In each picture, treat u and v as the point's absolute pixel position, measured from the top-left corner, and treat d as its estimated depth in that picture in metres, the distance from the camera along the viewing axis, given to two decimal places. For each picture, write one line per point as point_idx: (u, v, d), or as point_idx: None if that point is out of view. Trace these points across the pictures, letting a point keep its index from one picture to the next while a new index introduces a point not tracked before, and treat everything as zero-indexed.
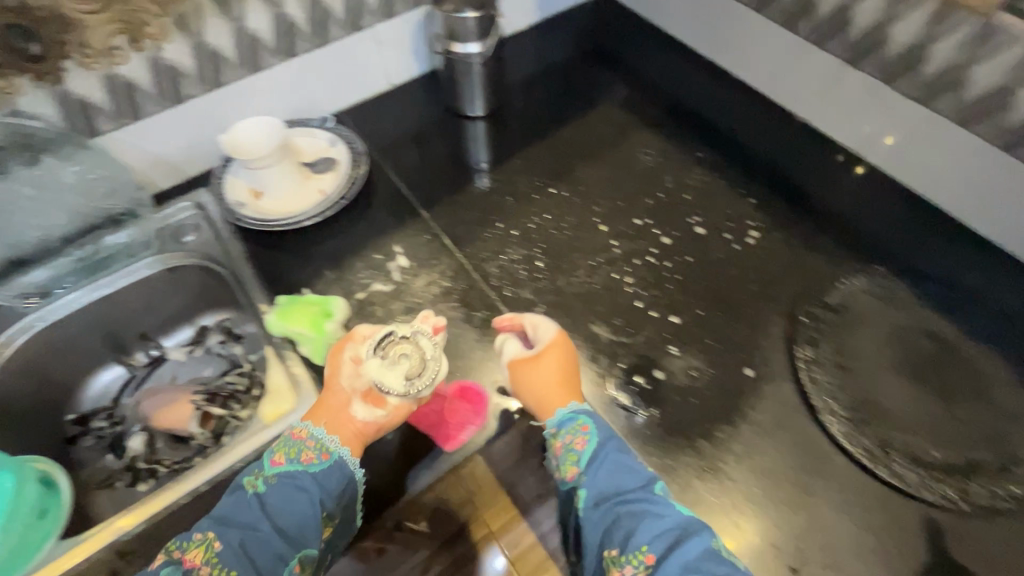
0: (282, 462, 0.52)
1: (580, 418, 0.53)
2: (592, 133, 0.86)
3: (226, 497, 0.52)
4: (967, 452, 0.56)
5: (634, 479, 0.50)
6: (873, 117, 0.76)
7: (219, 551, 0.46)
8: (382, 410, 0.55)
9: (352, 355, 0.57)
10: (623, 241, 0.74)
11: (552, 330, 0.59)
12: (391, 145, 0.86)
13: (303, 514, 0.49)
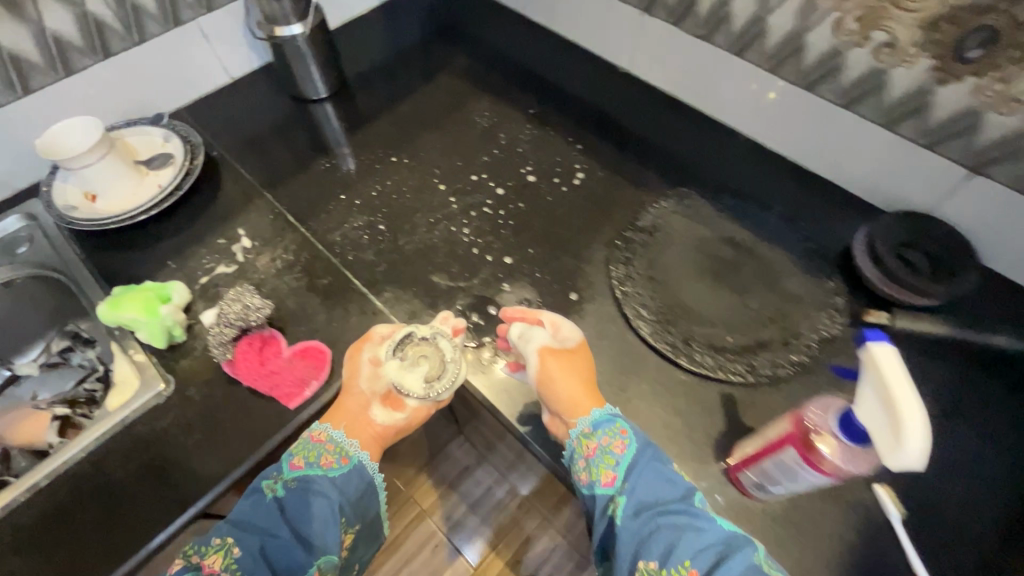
0: (303, 467, 0.55)
1: (620, 424, 0.55)
2: (431, 102, 0.91)
3: (243, 501, 0.54)
4: (756, 336, 0.64)
5: (677, 492, 0.51)
6: (675, 59, 0.84)
7: (238, 557, 0.49)
8: (402, 413, 0.61)
9: (371, 356, 0.61)
10: (460, 197, 0.78)
11: (579, 333, 0.62)
12: (233, 136, 0.87)
13: (324, 519, 0.52)
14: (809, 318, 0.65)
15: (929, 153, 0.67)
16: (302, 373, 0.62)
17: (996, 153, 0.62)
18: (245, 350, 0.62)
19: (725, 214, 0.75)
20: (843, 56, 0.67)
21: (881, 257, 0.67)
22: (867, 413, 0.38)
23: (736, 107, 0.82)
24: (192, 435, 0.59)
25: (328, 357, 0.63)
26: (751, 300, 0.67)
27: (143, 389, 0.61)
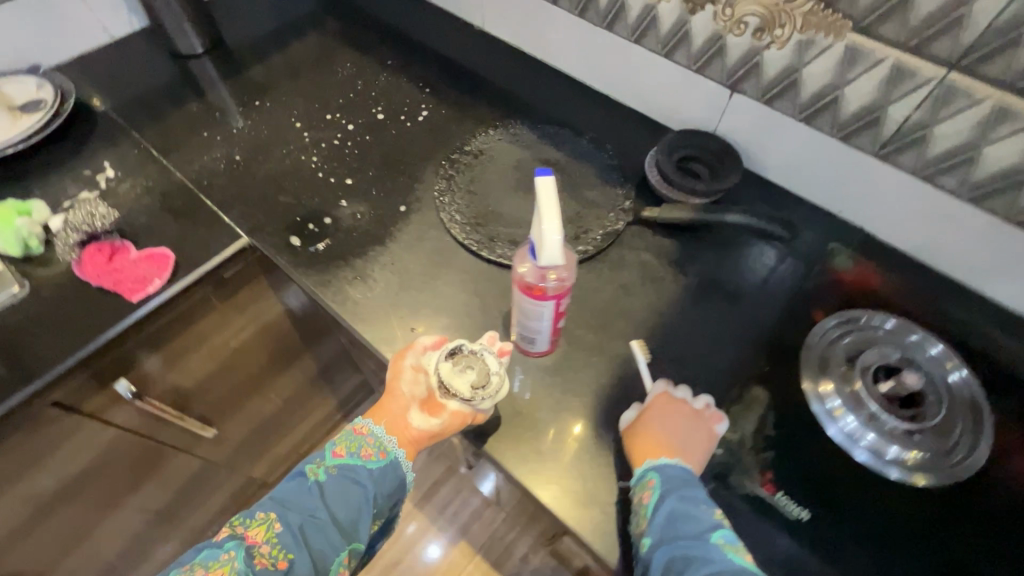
0: (343, 456, 0.59)
1: (648, 475, 0.54)
2: (299, 57, 1.00)
3: (288, 481, 0.58)
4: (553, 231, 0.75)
5: (703, 532, 0.49)
6: (511, 12, 0.95)
7: (278, 532, 0.53)
8: (438, 418, 0.59)
9: (415, 362, 0.62)
10: (314, 132, 0.87)
11: (660, 390, 0.61)
12: (112, 87, 0.94)
13: (357, 507, 0.56)
14: (598, 217, 0.76)
15: (701, 78, 0.79)
16: (144, 271, 0.70)
17: (742, 71, 0.74)
18: (90, 256, 0.70)
19: (544, 140, 0.86)
20: None
21: (663, 168, 0.77)
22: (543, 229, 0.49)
23: (563, 52, 0.93)
24: (43, 327, 0.67)
25: (170, 260, 0.71)
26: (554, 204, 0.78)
27: None
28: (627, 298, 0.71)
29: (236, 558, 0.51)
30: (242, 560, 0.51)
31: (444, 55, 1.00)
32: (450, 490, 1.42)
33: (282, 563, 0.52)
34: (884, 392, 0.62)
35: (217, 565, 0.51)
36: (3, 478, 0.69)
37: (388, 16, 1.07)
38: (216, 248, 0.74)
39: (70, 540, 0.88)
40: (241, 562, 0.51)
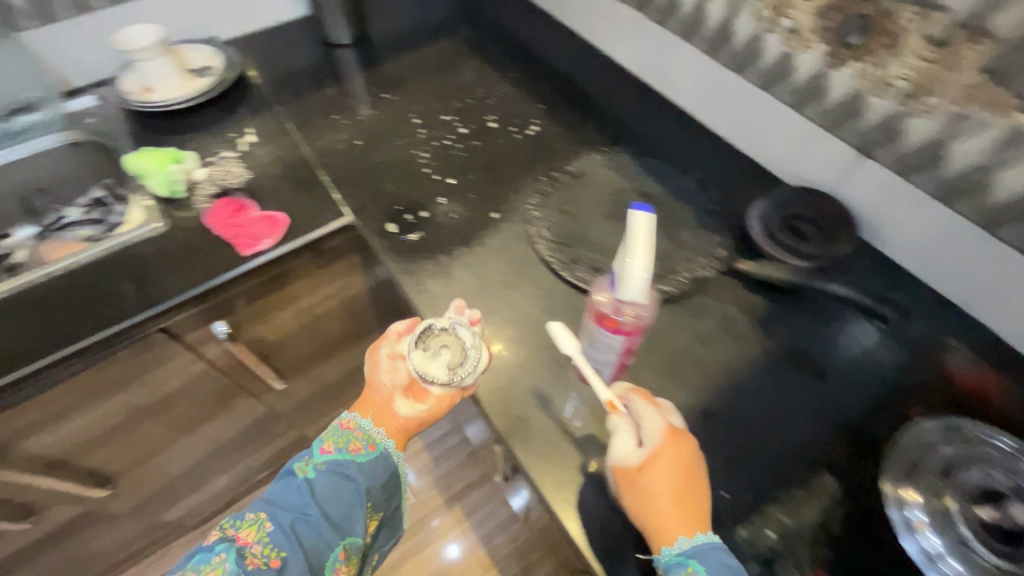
0: (331, 452, 0.64)
1: (690, 565, 0.48)
2: (430, 59, 1.06)
3: (278, 483, 0.64)
4: None
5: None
6: (639, 43, 0.96)
7: (269, 530, 0.58)
8: (423, 403, 0.66)
9: (389, 351, 0.68)
10: (428, 130, 0.92)
11: (659, 421, 0.54)
12: (269, 64, 1.06)
13: (349, 501, 0.61)
14: (687, 260, 0.74)
15: (830, 136, 0.75)
16: (256, 231, 0.77)
17: (878, 136, 0.68)
18: (215, 212, 0.79)
19: (648, 173, 0.85)
20: (760, 41, 0.75)
21: (770, 225, 0.74)
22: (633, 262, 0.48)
23: (686, 88, 0.92)
24: (171, 261, 0.76)
25: (284, 224, 0.78)
26: None
27: (143, 224, 0.78)
28: (702, 349, 0.68)
29: (228, 558, 0.56)
30: (233, 559, 0.56)
31: (565, 74, 1.02)
32: (481, 496, 1.43)
33: (275, 561, 0.56)
34: (982, 518, 0.54)
35: (210, 567, 0.55)
36: (113, 384, 0.79)
37: (519, 32, 1.11)
38: (323, 221, 0.80)
39: (150, 450, 0.99)
40: (233, 563, 0.55)
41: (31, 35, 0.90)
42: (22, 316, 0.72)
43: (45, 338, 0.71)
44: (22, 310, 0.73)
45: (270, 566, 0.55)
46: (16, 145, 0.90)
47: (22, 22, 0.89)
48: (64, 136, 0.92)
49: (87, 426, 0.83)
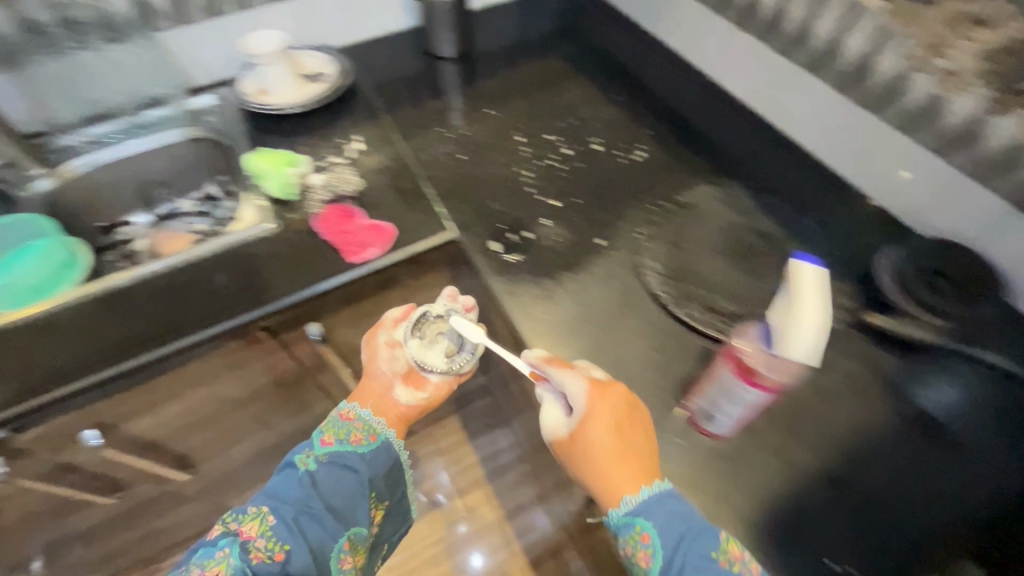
0: (332, 444, 0.68)
1: (637, 523, 0.52)
2: (532, 77, 1.06)
3: (279, 475, 0.65)
4: (757, 309, 0.69)
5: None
6: (756, 76, 0.93)
7: (272, 524, 0.59)
8: (422, 390, 0.75)
9: (387, 339, 0.76)
10: (533, 148, 0.91)
11: (579, 383, 0.59)
12: (375, 73, 1.08)
13: (351, 490, 0.65)
14: None
15: (981, 189, 0.69)
16: (365, 238, 0.77)
17: None
18: (328, 217, 0.80)
19: (763, 211, 0.81)
20: (907, 81, 0.70)
21: (902, 274, 0.69)
22: (792, 312, 0.49)
23: (807, 125, 0.87)
24: (281, 262, 0.77)
25: (393, 235, 0.79)
26: (760, 281, 0.73)
27: (256, 224, 0.80)
28: (824, 406, 0.63)
29: (230, 554, 0.56)
30: (237, 554, 0.56)
31: (671, 101, 0.99)
32: (532, 518, 1.40)
33: (279, 554, 0.57)
34: None
35: (212, 562, 0.56)
36: (212, 376, 0.81)
37: (623, 55, 1.09)
38: (428, 234, 0.79)
39: (229, 440, 1.01)
40: (237, 558, 0.56)
41: (166, 35, 0.95)
42: (139, 301, 0.74)
43: (161, 328, 0.71)
44: (138, 295, 0.74)
45: (275, 560, 0.56)
46: (139, 137, 0.95)
47: (160, 23, 0.93)
48: (185, 131, 0.96)
49: (179, 413, 0.85)
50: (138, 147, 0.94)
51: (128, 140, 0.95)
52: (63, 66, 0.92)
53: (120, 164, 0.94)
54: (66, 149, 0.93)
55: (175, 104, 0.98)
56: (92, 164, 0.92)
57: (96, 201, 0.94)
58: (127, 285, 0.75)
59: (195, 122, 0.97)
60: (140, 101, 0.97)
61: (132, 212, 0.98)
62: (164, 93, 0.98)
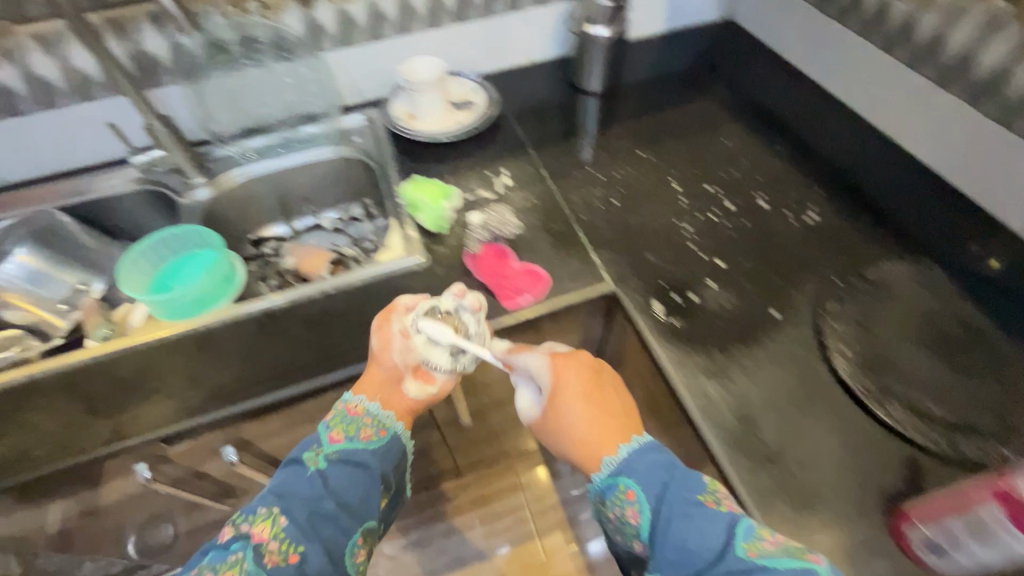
0: (341, 441, 0.64)
1: (624, 489, 0.57)
2: (685, 120, 1.00)
3: (284, 470, 0.62)
4: (971, 419, 0.61)
5: (720, 535, 0.52)
6: (952, 141, 0.83)
7: (285, 526, 0.56)
8: (432, 386, 0.68)
9: (400, 327, 0.67)
10: (691, 199, 0.85)
11: (544, 364, 0.63)
12: (518, 102, 1.06)
13: (365, 489, 0.62)
14: None
15: None
16: (518, 284, 0.74)
17: None
18: (484, 255, 0.77)
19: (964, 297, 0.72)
20: None
21: None
22: None
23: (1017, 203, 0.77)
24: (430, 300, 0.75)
25: (547, 283, 0.74)
26: (969, 382, 0.64)
27: (403, 257, 0.78)
28: None
29: (245, 558, 0.54)
30: (252, 559, 0.54)
31: (841, 158, 0.91)
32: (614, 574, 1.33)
33: (293, 556, 0.55)
34: None
35: (225, 566, 0.53)
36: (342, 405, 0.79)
37: (782, 103, 1.02)
38: (583, 285, 0.75)
39: None
40: (251, 562, 0.54)
41: (330, 54, 0.96)
42: (290, 324, 0.74)
43: (313, 357, 0.71)
44: (288, 319, 0.74)
45: (290, 563, 0.54)
46: (290, 151, 0.97)
47: (326, 45, 0.95)
48: (333, 151, 0.97)
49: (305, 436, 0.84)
50: (289, 161, 0.96)
51: (280, 154, 0.97)
52: (234, 81, 0.95)
53: (273, 175, 0.96)
54: (224, 159, 0.96)
55: (330, 123, 0.99)
56: (245, 175, 0.95)
57: (244, 210, 0.98)
58: (281, 307, 0.75)
59: (343, 142, 0.98)
60: (298, 117, 0.99)
61: (272, 222, 1.02)
62: (318, 110, 0.99)
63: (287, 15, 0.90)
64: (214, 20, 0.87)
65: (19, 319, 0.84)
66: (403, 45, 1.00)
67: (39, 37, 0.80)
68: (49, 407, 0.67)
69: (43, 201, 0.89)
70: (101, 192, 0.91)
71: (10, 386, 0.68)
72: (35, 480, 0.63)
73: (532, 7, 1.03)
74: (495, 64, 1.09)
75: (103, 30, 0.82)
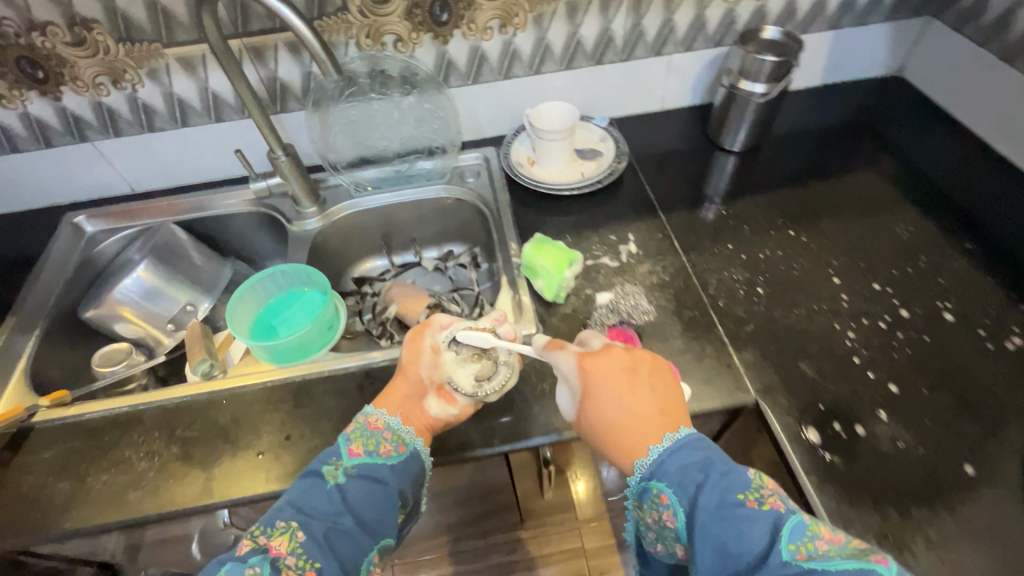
0: (361, 455, 0.57)
1: (657, 489, 0.51)
2: (847, 197, 0.86)
3: (298, 483, 0.55)
4: None
5: (763, 538, 0.45)
6: None
7: (302, 542, 0.50)
8: (454, 408, 0.63)
9: (431, 342, 0.66)
10: (855, 299, 0.72)
11: (571, 365, 0.59)
12: (647, 152, 0.96)
13: (383, 507, 0.55)
14: None
15: None
16: None
17: None
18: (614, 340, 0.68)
19: None
20: None
21: None
22: None
23: None
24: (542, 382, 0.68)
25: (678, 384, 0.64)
26: None
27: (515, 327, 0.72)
28: None
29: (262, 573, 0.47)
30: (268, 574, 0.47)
31: None
32: None
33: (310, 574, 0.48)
34: None
35: None
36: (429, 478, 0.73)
37: (969, 188, 0.87)
38: (721, 392, 0.64)
39: None
40: None
41: (456, 90, 0.92)
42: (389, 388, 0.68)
43: None
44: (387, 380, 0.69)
45: None
46: (402, 188, 0.93)
47: (454, 81, 0.90)
48: (447, 191, 0.93)
49: None
50: (400, 197, 0.93)
51: (393, 189, 0.93)
52: (354, 111, 0.88)
53: (383, 209, 0.93)
54: (337, 188, 0.94)
55: (447, 160, 0.94)
56: (354, 208, 0.92)
57: (350, 242, 0.95)
58: (382, 365, 0.70)
59: (459, 183, 0.93)
60: (414, 153, 0.94)
61: (375, 255, 0.99)
62: (436, 145, 0.94)
63: (421, 51, 0.86)
64: (347, 51, 0.84)
65: (129, 333, 0.86)
66: (531, 86, 0.94)
67: (183, 60, 0.80)
68: (144, 449, 0.65)
69: (163, 215, 0.93)
70: (218, 210, 0.94)
71: (116, 414, 0.68)
72: (121, 525, 0.60)
73: (678, 53, 0.93)
74: (624, 109, 1.01)
75: (242, 56, 0.81)
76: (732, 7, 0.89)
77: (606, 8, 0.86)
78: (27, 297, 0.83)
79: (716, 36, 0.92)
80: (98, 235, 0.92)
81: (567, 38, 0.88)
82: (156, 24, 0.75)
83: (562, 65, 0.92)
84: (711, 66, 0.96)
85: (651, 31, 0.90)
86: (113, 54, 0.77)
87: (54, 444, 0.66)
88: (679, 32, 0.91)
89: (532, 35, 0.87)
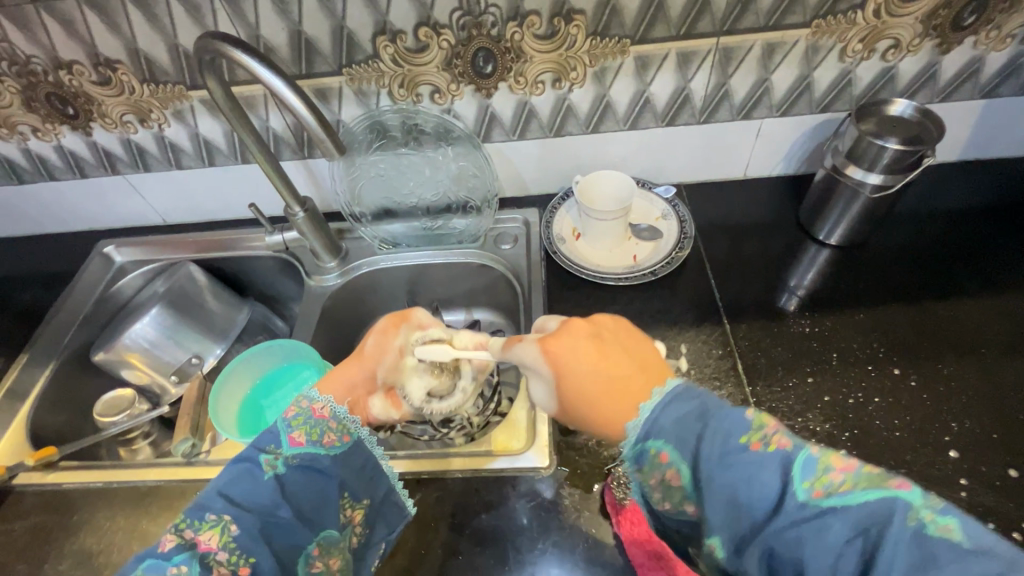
0: (303, 443, 0.48)
1: (653, 447, 0.42)
2: (977, 329, 0.66)
3: (230, 468, 0.46)
4: None
5: (776, 482, 0.36)
6: None
7: (235, 535, 0.42)
8: (395, 413, 0.60)
9: (400, 342, 0.61)
10: (974, 487, 0.54)
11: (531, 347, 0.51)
12: (719, 231, 0.80)
13: (326, 498, 0.47)
14: None
15: None
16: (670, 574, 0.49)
17: None
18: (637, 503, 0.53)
19: None
20: None
21: None
22: None
23: None
24: (543, 535, 0.56)
25: None
26: None
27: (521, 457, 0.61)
28: None
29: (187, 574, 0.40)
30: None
31: None
32: None
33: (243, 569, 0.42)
34: None
35: None
36: None
37: None
38: None
39: None
40: None
41: (499, 146, 0.80)
42: None
43: None
44: None
45: None
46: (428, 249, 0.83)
47: (497, 137, 0.79)
48: (476, 257, 0.81)
49: None
50: (425, 258, 0.82)
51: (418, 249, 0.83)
52: (382, 163, 0.79)
53: (405, 269, 0.83)
54: (361, 241, 0.86)
55: (480, 221, 0.83)
56: (375, 267, 0.83)
57: (368, 299, 0.86)
58: None
59: (491, 249, 0.82)
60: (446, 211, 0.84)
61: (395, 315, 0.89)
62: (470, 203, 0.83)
63: (461, 104, 0.75)
64: (379, 101, 0.75)
65: (135, 379, 0.83)
66: (586, 146, 0.80)
67: (206, 102, 0.74)
68: (105, 539, 0.60)
69: (185, 251, 0.89)
70: (238, 251, 0.88)
71: (89, 488, 0.64)
72: None
73: (771, 118, 0.76)
74: (698, 175, 0.85)
75: (268, 102, 0.74)
76: (848, 68, 0.71)
77: (684, 65, 0.71)
78: (45, 328, 0.82)
79: (822, 101, 0.74)
80: (126, 265, 0.90)
81: (633, 97, 0.74)
82: (178, 66, 0.70)
83: (625, 125, 0.77)
84: (812, 131, 0.78)
85: (740, 93, 0.74)
86: (138, 94, 0.73)
87: (25, 515, 0.63)
88: (774, 95, 0.74)
89: (592, 91, 0.74)
